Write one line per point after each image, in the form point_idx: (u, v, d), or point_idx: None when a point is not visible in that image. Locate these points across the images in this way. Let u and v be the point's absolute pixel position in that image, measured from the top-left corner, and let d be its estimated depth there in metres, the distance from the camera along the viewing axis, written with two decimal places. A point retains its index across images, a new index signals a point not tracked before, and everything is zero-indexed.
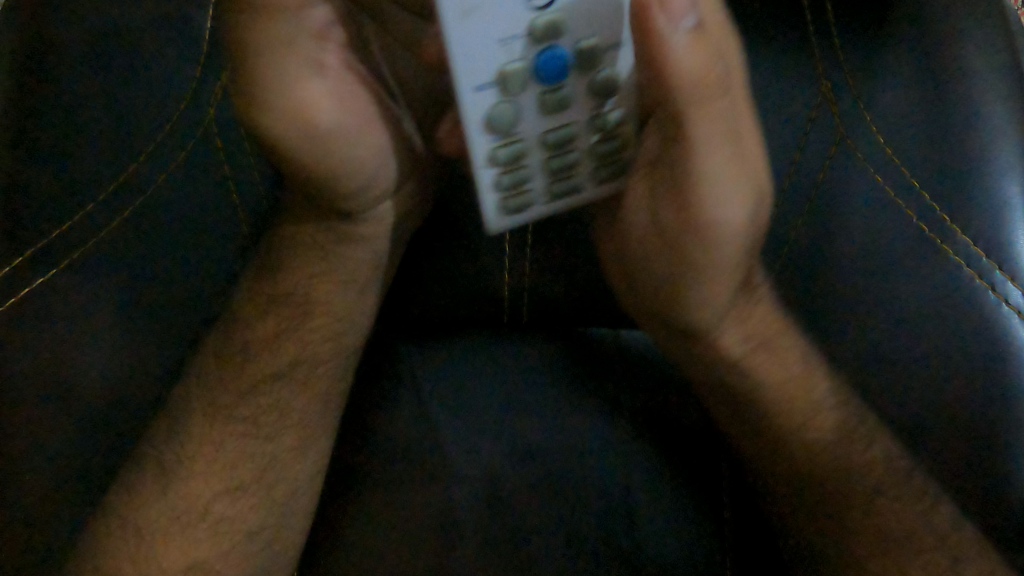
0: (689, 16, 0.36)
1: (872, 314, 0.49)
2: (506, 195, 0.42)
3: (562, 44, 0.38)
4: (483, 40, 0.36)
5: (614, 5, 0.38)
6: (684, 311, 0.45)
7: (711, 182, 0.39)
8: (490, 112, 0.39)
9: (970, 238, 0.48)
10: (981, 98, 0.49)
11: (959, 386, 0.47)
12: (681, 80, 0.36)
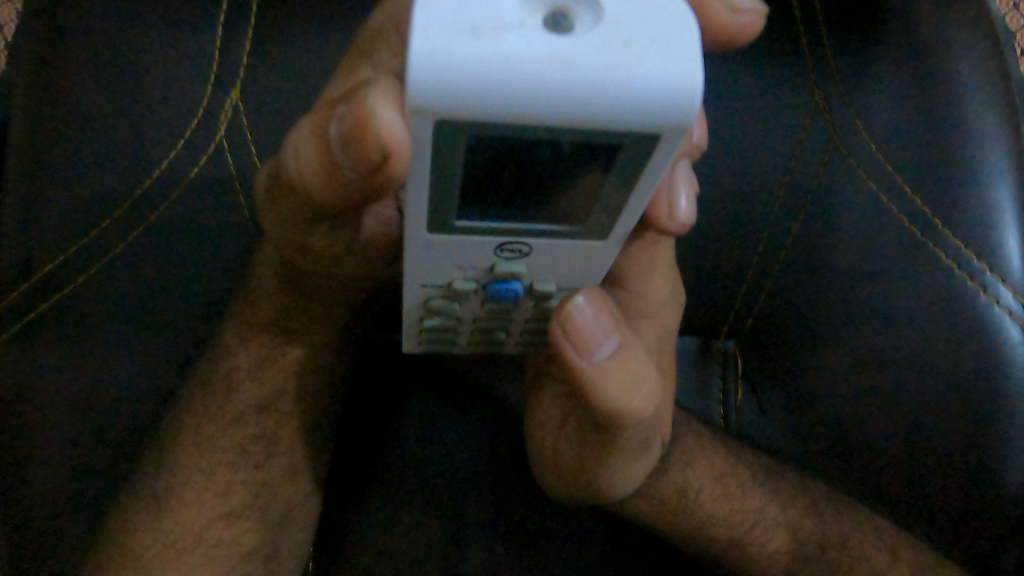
0: (612, 343, 0.35)
1: (865, 313, 0.51)
2: (438, 338, 0.42)
3: (517, 282, 0.36)
4: (435, 263, 0.34)
5: (581, 249, 0.34)
6: (593, 504, 0.47)
7: (609, 449, 0.40)
8: (422, 296, 0.37)
9: (960, 240, 0.49)
10: (971, 103, 0.50)
11: (956, 383, 0.48)
12: (600, 418, 0.37)
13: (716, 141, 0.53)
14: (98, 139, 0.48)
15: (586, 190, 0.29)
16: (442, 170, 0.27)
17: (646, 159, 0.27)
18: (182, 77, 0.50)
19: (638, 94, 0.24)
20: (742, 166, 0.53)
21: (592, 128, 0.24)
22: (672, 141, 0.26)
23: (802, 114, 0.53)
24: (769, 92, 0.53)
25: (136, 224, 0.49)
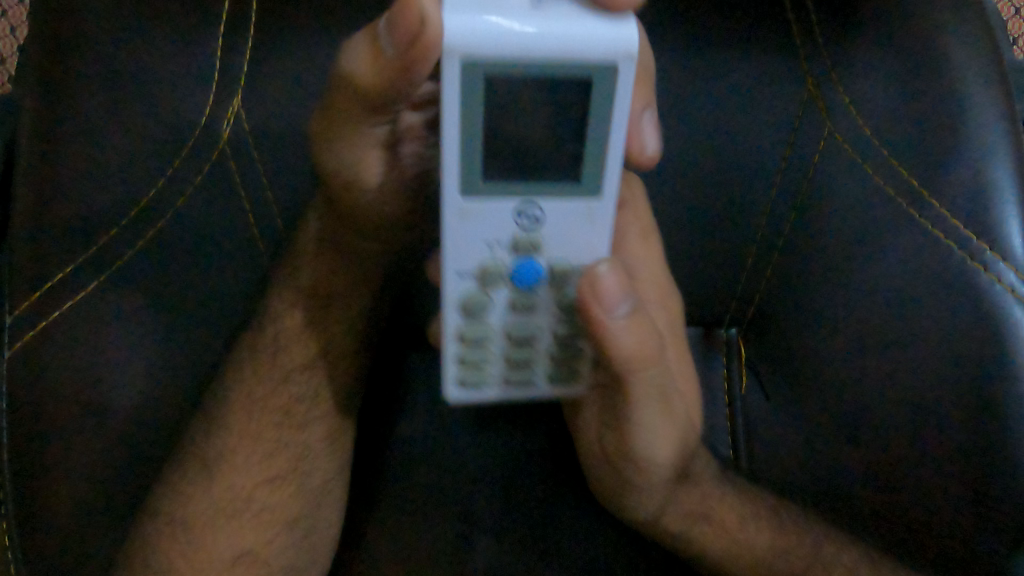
0: (628, 300, 0.38)
1: (866, 297, 0.52)
2: (478, 373, 0.43)
3: (535, 258, 0.40)
4: (469, 241, 0.39)
5: (583, 212, 0.39)
6: (636, 493, 0.49)
7: (648, 407, 0.42)
8: (461, 295, 0.40)
9: (958, 220, 0.49)
10: (963, 83, 0.50)
11: (965, 366, 0.47)
12: (628, 368, 0.39)
13: (709, 135, 0.54)
14: (100, 152, 0.48)
15: (567, 113, 0.36)
16: (468, 111, 0.34)
17: (609, 100, 0.35)
18: (179, 87, 0.49)
19: (584, 39, 0.33)
20: (735, 159, 0.55)
21: (559, 64, 0.33)
22: (621, 69, 0.34)
23: (794, 103, 0.54)
24: (763, 82, 0.53)
25: (143, 237, 0.49)
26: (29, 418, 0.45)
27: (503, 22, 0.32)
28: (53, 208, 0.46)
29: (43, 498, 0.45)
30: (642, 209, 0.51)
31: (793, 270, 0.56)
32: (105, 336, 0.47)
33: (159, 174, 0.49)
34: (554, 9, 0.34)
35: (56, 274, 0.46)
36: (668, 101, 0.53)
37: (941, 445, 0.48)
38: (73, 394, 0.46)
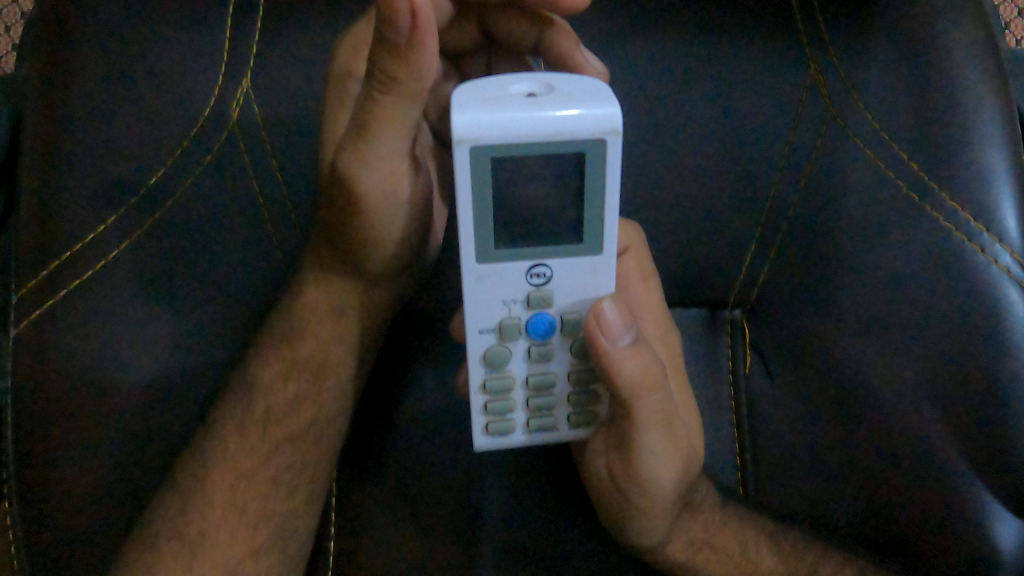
0: (631, 334, 0.41)
1: (870, 278, 0.53)
2: (502, 421, 0.45)
3: (547, 311, 0.42)
4: (486, 302, 0.41)
5: (587, 267, 0.41)
6: (639, 522, 0.48)
7: (654, 433, 0.44)
8: (484, 350, 0.43)
9: (957, 202, 0.51)
10: (961, 71, 0.52)
11: (962, 342, 0.50)
12: (636, 396, 0.42)
13: (713, 117, 0.55)
14: (108, 132, 0.49)
15: (565, 188, 0.38)
16: (481, 192, 0.37)
17: (601, 168, 0.37)
18: (191, 67, 0.51)
19: (574, 123, 0.36)
20: (740, 140, 0.55)
21: (556, 144, 0.36)
22: (611, 144, 0.37)
23: (797, 86, 0.54)
24: (765, 65, 0.54)
25: (154, 214, 0.50)
26: (43, 387, 0.46)
27: (504, 114, 0.35)
28: (68, 186, 0.47)
29: (55, 471, 0.46)
30: (644, 257, 0.55)
31: (798, 250, 0.56)
32: (118, 309, 0.48)
33: (172, 153, 0.50)
34: (549, 99, 0.36)
35: (66, 248, 0.47)
36: (671, 86, 0.54)
37: (939, 417, 0.50)
38: (85, 367, 0.47)
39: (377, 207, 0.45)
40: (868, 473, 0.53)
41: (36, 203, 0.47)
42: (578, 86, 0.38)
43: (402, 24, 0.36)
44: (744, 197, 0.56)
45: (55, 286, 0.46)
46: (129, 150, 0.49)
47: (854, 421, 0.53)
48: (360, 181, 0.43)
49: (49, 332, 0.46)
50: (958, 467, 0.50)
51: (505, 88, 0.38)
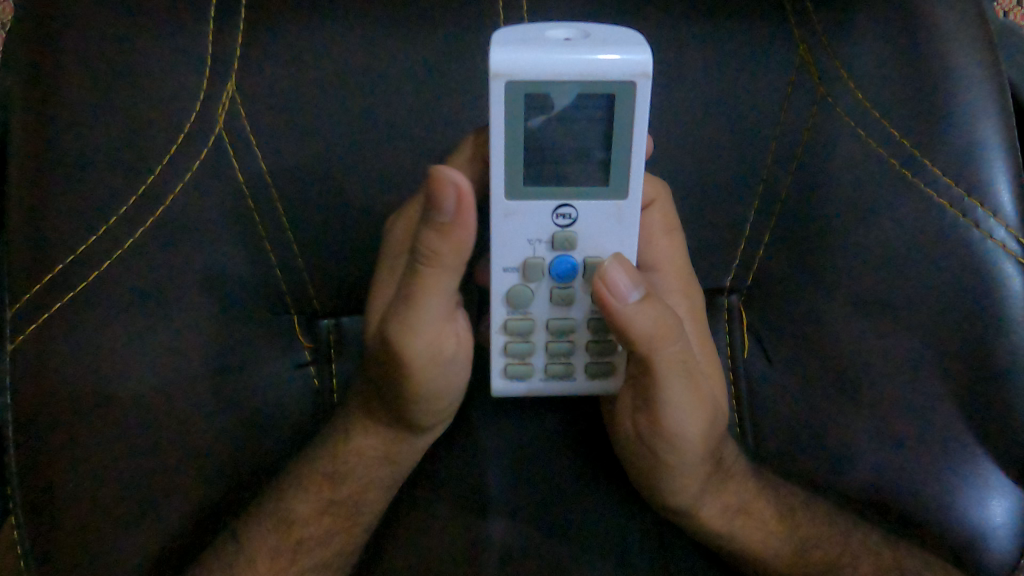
0: (643, 289, 0.41)
1: (868, 256, 0.53)
2: (523, 366, 0.45)
3: (571, 254, 0.42)
4: (511, 238, 0.41)
5: (613, 212, 0.41)
6: (672, 479, 0.49)
7: (677, 388, 0.45)
8: (506, 291, 0.43)
9: (951, 179, 0.52)
10: (950, 50, 0.52)
11: (958, 317, 0.51)
12: (657, 351, 0.43)
13: (703, 104, 0.54)
14: (99, 140, 0.48)
15: (593, 133, 0.39)
16: (511, 135, 0.39)
17: (631, 108, 0.38)
18: (176, 67, 0.50)
19: (606, 61, 0.37)
20: (732, 126, 0.54)
21: (586, 85, 0.37)
22: (640, 87, 0.38)
23: (785, 70, 0.54)
24: (753, 50, 0.54)
25: (144, 224, 0.49)
26: (40, 405, 0.45)
27: (538, 53, 0.37)
28: (57, 201, 0.47)
29: (57, 488, 0.45)
30: (669, 211, 0.52)
31: (795, 232, 0.55)
32: (112, 322, 0.47)
33: (160, 161, 0.49)
34: (581, 42, 0.38)
35: (58, 263, 0.46)
36: (660, 74, 0.54)
37: (939, 392, 0.51)
38: (80, 383, 0.46)
39: (427, 367, 0.44)
40: (881, 458, 0.51)
41: (26, 220, 0.47)
42: (611, 33, 0.39)
43: (448, 208, 0.36)
44: (738, 182, 0.55)
45: (52, 297, 0.46)
46: (116, 161, 0.48)
47: (857, 399, 0.52)
48: (406, 348, 0.43)
49: (43, 344, 0.45)
50: (961, 441, 0.50)
51: (540, 34, 0.39)
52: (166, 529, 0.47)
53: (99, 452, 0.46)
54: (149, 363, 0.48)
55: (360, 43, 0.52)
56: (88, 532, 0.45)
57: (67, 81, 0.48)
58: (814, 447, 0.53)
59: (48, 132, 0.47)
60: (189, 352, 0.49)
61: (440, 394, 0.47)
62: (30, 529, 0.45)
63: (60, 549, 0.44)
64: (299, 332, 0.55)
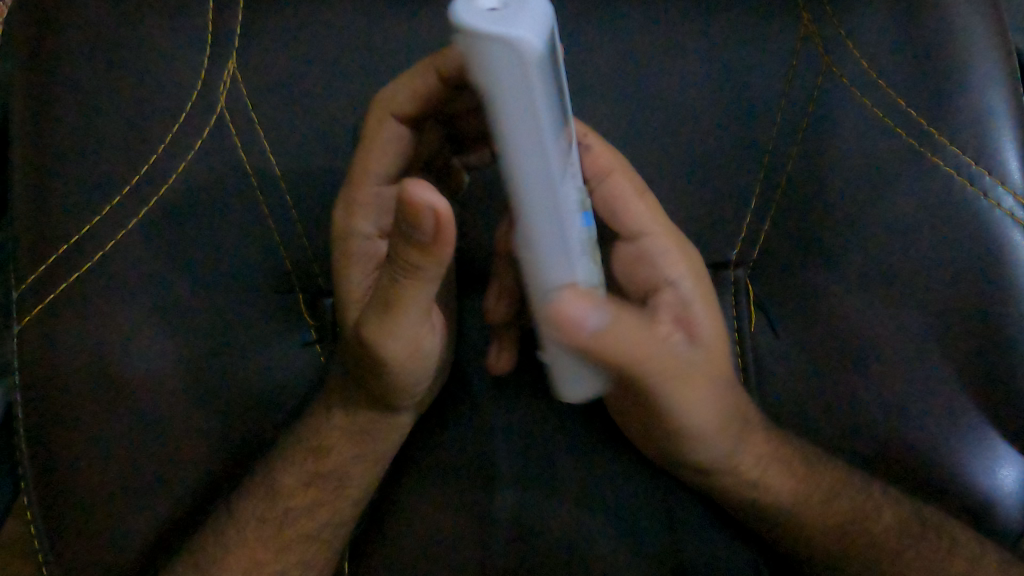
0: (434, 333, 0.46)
1: (875, 225, 0.52)
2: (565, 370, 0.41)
3: None
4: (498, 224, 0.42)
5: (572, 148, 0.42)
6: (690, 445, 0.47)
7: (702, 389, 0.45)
8: None
9: (957, 146, 0.51)
10: (954, 17, 0.52)
11: (966, 286, 0.50)
12: (612, 348, 0.36)
13: (707, 75, 0.54)
14: (100, 118, 0.48)
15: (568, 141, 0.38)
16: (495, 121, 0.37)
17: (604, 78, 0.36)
18: (178, 48, 0.50)
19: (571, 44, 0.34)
20: (735, 96, 0.54)
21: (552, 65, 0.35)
22: None
23: (789, 40, 0.54)
24: (754, 22, 0.54)
25: (147, 201, 0.49)
26: (47, 382, 0.45)
27: None
28: (60, 180, 0.47)
29: (62, 468, 0.45)
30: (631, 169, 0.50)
31: (804, 203, 0.54)
32: (119, 299, 0.47)
33: (164, 139, 0.49)
34: None
35: (63, 243, 0.47)
36: (660, 48, 0.54)
37: (948, 364, 0.50)
38: (87, 358, 0.46)
39: (404, 366, 0.44)
40: (890, 431, 0.50)
41: (29, 199, 0.47)
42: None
43: (428, 228, 0.34)
44: (743, 152, 0.55)
45: (57, 277, 0.46)
46: (120, 138, 0.48)
47: (864, 372, 0.51)
48: (379, 340, 0.42)
49: (52, 321, 0.46)
50: (970, 412, 0.50)
51: None
52: (172, 509, 0.47)
53: (104, 434, 0.46)
54: (157, 339, 0.48)
55: (366, 25, 0.53)
56: (97, 510, 0.45)
57: (70, 57, 0.48)
58: (820, 421, 0.52)
59: (49, 114, 0.47)
60: (194, 331, 0.49)
61: (410, 387, 0.47)
62: (43, 507, 0.45)
63: (70, 526, 0.45)
64: (304, 314, 0.54)
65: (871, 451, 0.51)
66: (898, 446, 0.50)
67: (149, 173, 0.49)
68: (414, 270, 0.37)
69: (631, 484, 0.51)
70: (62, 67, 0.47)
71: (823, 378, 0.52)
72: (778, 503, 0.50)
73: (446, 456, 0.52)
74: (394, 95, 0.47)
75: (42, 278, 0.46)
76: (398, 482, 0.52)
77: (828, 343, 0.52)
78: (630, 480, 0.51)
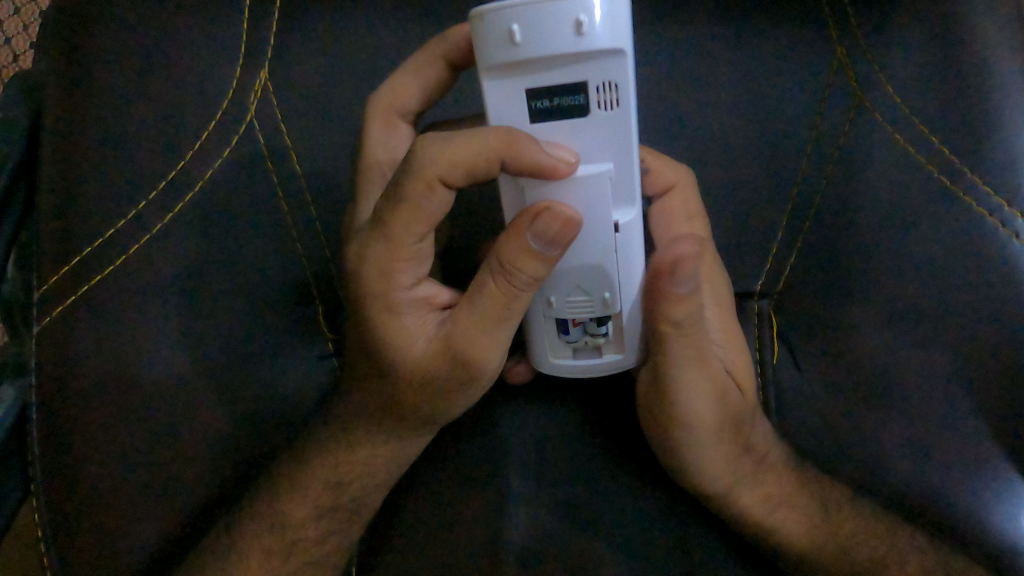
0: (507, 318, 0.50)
1: (902, 262, 0.51)
2: (575, 333, 0.43)
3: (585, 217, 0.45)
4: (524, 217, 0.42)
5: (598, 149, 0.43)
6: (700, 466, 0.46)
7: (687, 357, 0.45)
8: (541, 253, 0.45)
9: (990, 187, 0.50)
10: (995, 56, 0.50)
11: (996, 328, 0.49)
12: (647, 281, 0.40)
13: (736, 107, 0.54)
14: (130, 122, 0.48)
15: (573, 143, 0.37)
16: (513, 114, 0.37)
17: (613, 91, 0.36)
18: (213, 58, 0.51)
19: (595, 56, 0.35)
20: (762, 129, 0.54)
21: (573, 75, 0.35)
22: (622, 71, 0.35)
23: (823, 72, 0.54)
24: (789, 54, 0.54)
25: (171, 206, 0.49)
26: (64, 381, 0.45)
27: (543, 52, 0.34)
28: (87, 182, 0.47)
29: (73, 468, 0.45)
30: (691, 193, 0.50)
31: (833, 235, 0.53)
32: (140, 300, 0.47)
33: (195, 146, 0.50)
34: (569, 36, 0.34)
35: (88, 245, 0.47)
36: (691, 77, 0.55)
37: (974, 407, 0.49)
38: (105, 360, 0.46)
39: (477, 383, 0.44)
40: (911, 474, 0.49)
41: (56, 203, 0.47)
42: (521, 22, 0.34)
43: (571, 241, 0.38)
44: (770, 183, 0.54)
45: (82, 278, 0.46)
46: (150, 144, 0.49)
47: (886, 411, 0.50)
48: (484, 366, 0.42)
49: (71, 321, 0.46)
50: (996, 458, 0.49)
51: (522, 20, 0.34)
52: (175, 517, 0.46)
53: (114, 437, 0.46)
54: (175, 345, 0.48)
55: (403, 49, 0.54)
56: (105, 513, 0.45)
57: (104, 60, 0.48)
58: (844, 460, 0.50)
59: (79, 115, 0.47)
60: (213, 338, 0.49)
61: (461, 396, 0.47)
62: (52, 512, 0.45)
63: (77, 528, 0.45)
64: (323, 325, 0.53)
65: (895, 494, 0.49)
66: (920, 490, 0.49)
67: (176, 180, 0.49)
68: (537, 277, 0.39)
69: (642, 518, 0.49)
70: (96, 70, 0.48)
71: (847, 417, 0.51)
72: (797, 544, 0.48)
73: (453, 478, 0.51)
74: (440, 157, 0.37)
75: (65, 278, 0.46)
76: (403, 498, 0.51)
77: (854, 381, 0.51)
78: (644, 513, 0.49)
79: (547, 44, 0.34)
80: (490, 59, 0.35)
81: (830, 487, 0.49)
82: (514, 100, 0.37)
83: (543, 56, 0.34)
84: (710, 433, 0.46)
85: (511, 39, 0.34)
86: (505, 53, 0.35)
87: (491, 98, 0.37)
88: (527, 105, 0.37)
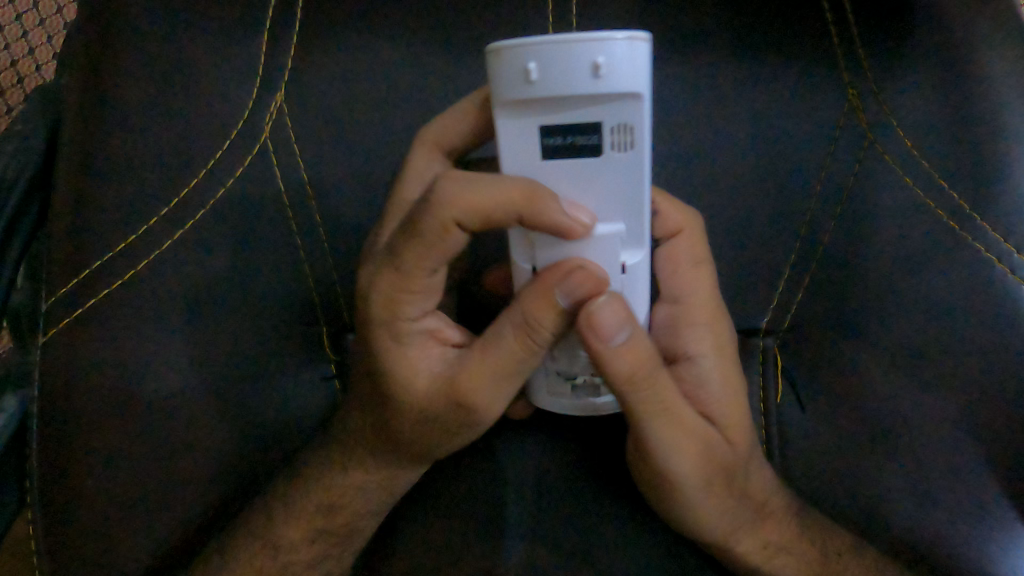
0: None
1: (908, 305, 0.51)
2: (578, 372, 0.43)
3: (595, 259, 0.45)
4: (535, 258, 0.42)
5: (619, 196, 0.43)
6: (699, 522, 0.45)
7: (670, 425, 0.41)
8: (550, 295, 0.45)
9: (1000, 233, 0.50)
10: (1008, 102, 0.50)
11: (1005, 374, 0.48)
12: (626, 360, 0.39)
13: (745, 144, 0.55)
14: (142, 139, 0.49)
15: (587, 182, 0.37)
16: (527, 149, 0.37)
17: (628, 134, 0.36)
18: (229, 79, 0.52)
19: (610, 97, 0.34)
20: (771, 167, 0.55)
21: (589, 115, 0.35)
22: (637, 115, 0.35)
23: (834, 113, 0.54)
24: (799, 94, 0.54)
25: (182, 223, 0.49)
26: (64, 394, 0.45)
27: (557, 91, 0.34)
28: (98, 197, 0.47)
29: (68, 481, 0.45)
30: (698, 240, 0.49)
31: (839, 276, 0.53)
32: (144, 317, 0.47)
33: (206, 164, 0.50)
34: (584, 78, 0.33)
35: (95, 260, 0.47)
36: (702, 113, 0.55)
37: (980, 452, 0.48)
38: (106, 374, 0.46)
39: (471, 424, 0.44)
40: (914, 518, 0.48)
41: (67, 215, 0.47)
42: (538, 61, 0.33)
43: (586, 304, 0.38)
44: (778, 221, 0.55)
45: (86, 292, 0.46)
46: (161, 161, 0.49)
47: (889, 455, 0.49)
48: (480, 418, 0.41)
49: (74, 335, 0.46)
50: (1002, 505, 0.48)
51: (539, 60, 0.33)
52: (168, 534, 0.46)
53: (111, 452, 0.46)
54: (177, 362, 0.48)
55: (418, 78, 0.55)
56: (98, 527, 0.45)
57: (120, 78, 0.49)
58: (845, 502, 0.50)
59: (93, 130, 0.48)
60: (217, 356, 0.49)
61: None
62: (47, 525, 0.45)
63: (70, 541, 0.45)
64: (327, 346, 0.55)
65: (897, 537, 0.49)
66: (923, 534, 0.48)
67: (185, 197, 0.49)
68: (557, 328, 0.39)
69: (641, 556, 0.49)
70: (112, 87, 0.48)
71: (849, 458, 0.50)
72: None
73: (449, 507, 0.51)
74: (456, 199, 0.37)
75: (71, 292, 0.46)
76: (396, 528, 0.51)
77: (857, 422, 0.51)
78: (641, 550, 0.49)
79: (562, 85, 0.34)
80: (504, 95, 0.35)
81: (831, 529, 0.48)
82: (529, 135, 0.36)
83: (556, 95, 0.34)
84: (698, 491, 0.43)
85: (527, 77, 0.34)
86: (519, 90, 0.34)
87: (504, 131, 0.37)
88: (540, 141, 0.37)
